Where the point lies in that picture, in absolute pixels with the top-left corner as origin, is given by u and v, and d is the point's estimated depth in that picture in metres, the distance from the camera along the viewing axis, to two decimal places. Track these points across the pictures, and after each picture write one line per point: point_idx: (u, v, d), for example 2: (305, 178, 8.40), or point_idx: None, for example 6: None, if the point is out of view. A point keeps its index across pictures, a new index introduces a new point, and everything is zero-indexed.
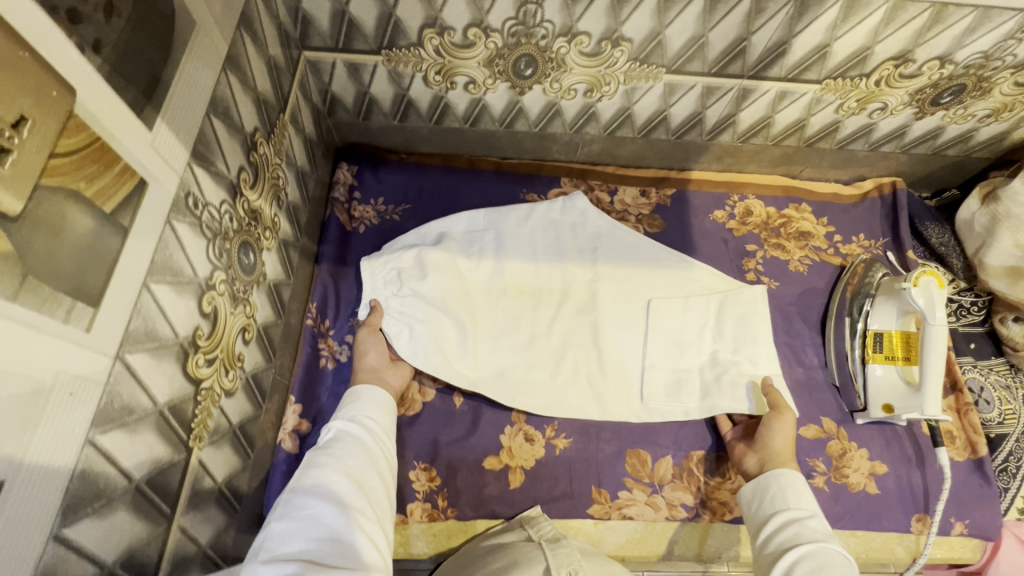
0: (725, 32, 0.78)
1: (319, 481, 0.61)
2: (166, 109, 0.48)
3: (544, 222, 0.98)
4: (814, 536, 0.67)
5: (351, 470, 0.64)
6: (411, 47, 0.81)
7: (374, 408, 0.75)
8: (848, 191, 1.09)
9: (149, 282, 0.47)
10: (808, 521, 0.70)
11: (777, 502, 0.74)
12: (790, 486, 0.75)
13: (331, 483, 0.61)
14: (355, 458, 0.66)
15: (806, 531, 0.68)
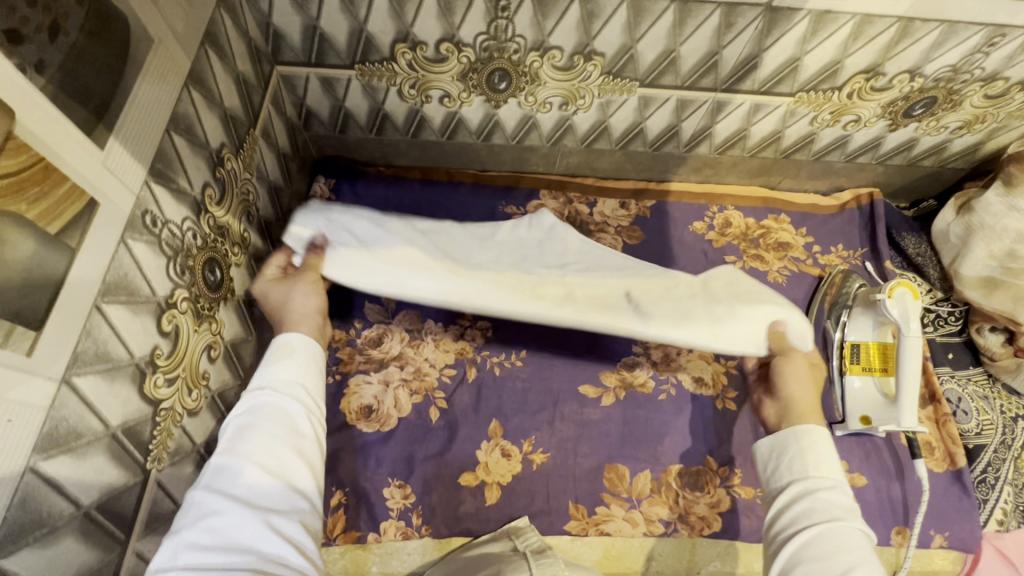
0: (696, 46, 0.78)
1: (230, 479, 0.54)
2: (118, 127, 0.48)
3: None
4: (830, 515, 0.61)
5: (267, 460, 0.55)
6: (384, 62, 0.81)
7: (297, 368, 0.63)
8: (826, 202, 1.10)
9: (100, 302, 0.47)
10: (823, 494, 0.63)
11: (793, 464, 0.67)
12: (815, 449, 0.67)
13: (244, 479, 0.54)
14: (276, 443, 0.57)
15: (818, 508, 0.62)
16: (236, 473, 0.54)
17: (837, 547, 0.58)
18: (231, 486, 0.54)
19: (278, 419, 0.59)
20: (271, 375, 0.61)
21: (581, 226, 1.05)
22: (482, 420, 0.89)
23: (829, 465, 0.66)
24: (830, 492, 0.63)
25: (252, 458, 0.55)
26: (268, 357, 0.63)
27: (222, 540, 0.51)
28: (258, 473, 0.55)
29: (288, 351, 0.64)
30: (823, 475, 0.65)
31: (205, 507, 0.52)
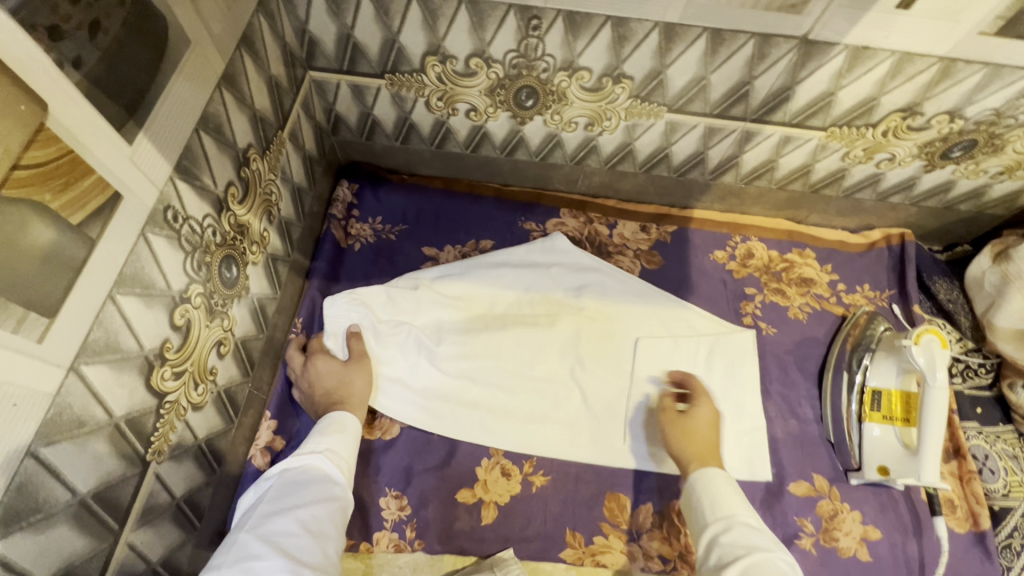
0: (727, 75, 0.77)
1: (272, 528, 0.62)
2: (148, 124, 0.49)
3: (524, 262, 1.00)
4: (735, 556, 0.63)
5: (305, 516, 0.64)
6: (414, 73, 0.82)
7: (345, 444, 0.74)
8: (854, 239, 1.07)
9: (115, 293, 0.47)
10: (723, 538, 0.66)
11: (701, 518, 0.70)
12: (715, 491, 0.71)
13: (285, 530, 0.62)
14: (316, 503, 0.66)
15: (728, 551, 0.64)
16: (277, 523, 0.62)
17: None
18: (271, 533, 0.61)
19: (318, 485, 0.68)
20: (321, 445, 0.72)
21: (599, 248, 1.05)
22: (484, 437, 0.88)
23: (733, 506, 0.69)
24: (738, 528, 0.66)
25: (296, 512, 0.64)
26: (322, 430, 0.74)
27: None
28: (295, 526, 0.62)
29: (340, 428, 0.75)
30: (727, 514, 0.68)
31: (244, 551, 0.59)
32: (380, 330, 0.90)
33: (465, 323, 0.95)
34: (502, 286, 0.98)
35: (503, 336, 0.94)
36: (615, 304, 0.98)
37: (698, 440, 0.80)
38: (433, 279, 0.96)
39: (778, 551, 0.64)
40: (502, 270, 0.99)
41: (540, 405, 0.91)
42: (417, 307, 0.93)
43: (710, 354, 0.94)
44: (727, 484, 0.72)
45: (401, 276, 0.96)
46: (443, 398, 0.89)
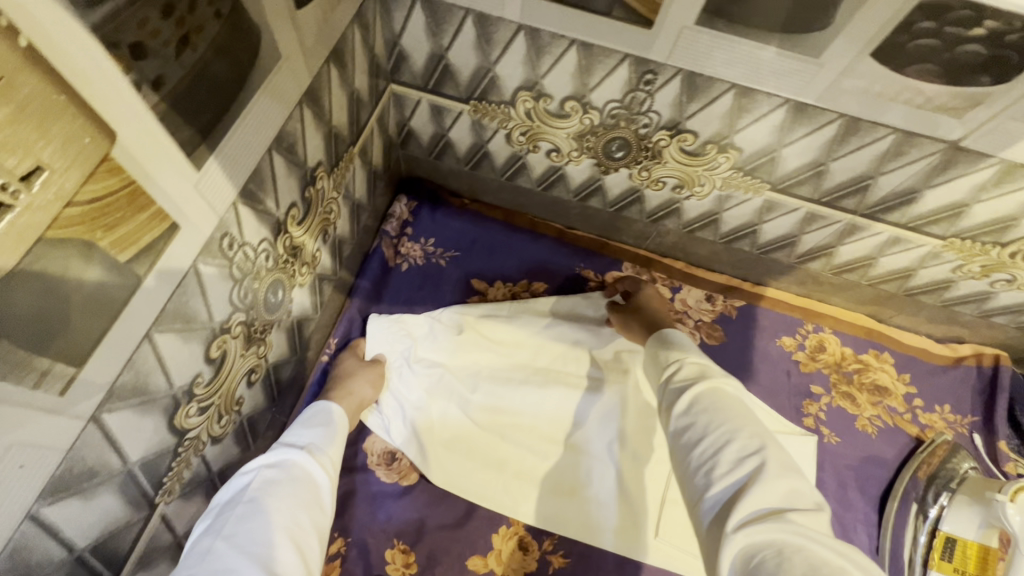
0: (849, 165, 0.68)
1: (251, 538, 0.50)
2: (220, 148, 0.43)
3: (574, 312, 0.92)
4: (689, 383, 0.58)
5: (292, 520, 0.53)
6: (502, 104, 0.76)
7: (330, 439, 0.64)
8: (940, 350, 0.96)
9: (153, 331, 0.42)
10: (679, 373, 0.61)
11: (658, 368, 0.66)
12: (669, 342, 0.67)
13: (266, 540, 0.50)
14: (301, 507, 0.55)
15: (685, 378, 0.59)
16: (258, 528, 0.51)
17: (710, 407, 0.55)
18: (252, 542, 0.50)
19: (302, 484, 0.57)
20: (306, 440, 0.61)
21: None
22: (506, 503, 0.81)
23: (685, 350, 0.65)
24: (688, 364, 0.61)
25: (282, 515, 0.53)
26: (306, 421, 0.64)
27: None
28: (277, 534, 0.51)
29: (326, 422, 0.65)
30: (681, 356, 0.63)
31: (218, 566, 0.47)
32: (416, 365, 0.87)
33: (505, 371, 0.88)
34: (545, 333, 0.90)
35: (541, 392, 0.87)
36: None
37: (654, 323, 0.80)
38: (478, 316, 0.90)
39: (725, 378, 0.59)
40: (550, 319, 0.91)
41: (571, 478, 0.83)
42: (459, 349, 0.88)
43: None
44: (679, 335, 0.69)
45: (448, 308, 0.90)
46: (465, 450, 0.84)
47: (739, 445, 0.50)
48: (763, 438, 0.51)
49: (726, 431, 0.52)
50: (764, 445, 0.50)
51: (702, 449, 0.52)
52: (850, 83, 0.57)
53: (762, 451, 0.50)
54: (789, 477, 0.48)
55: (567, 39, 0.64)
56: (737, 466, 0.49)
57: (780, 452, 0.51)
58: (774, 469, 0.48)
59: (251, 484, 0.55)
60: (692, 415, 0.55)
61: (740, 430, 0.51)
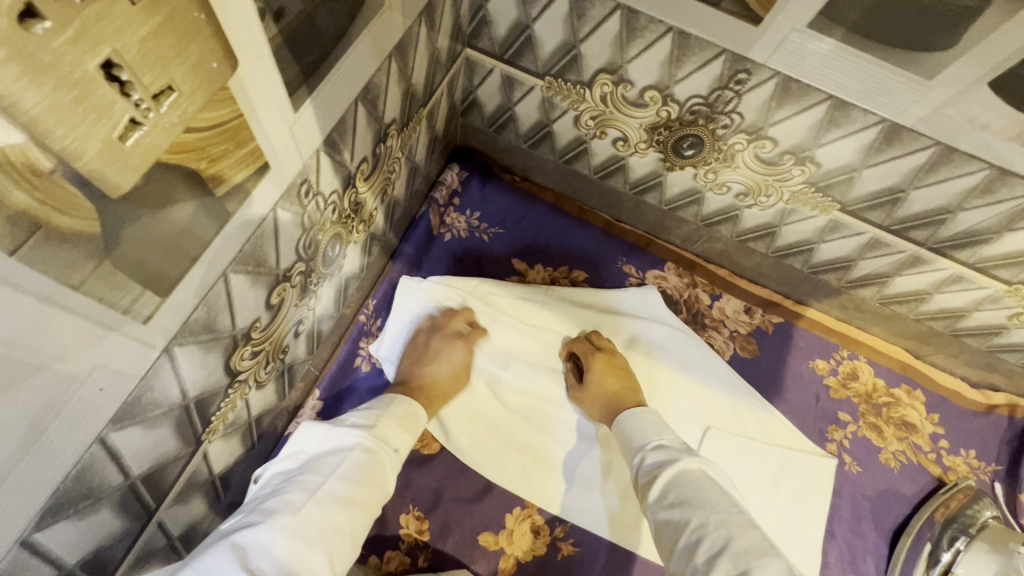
0: (930, 197, 0.66)
1: (328, 514, 0.51)
2: (319, 92, 0.42)
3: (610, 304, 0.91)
4: (657, 471, 0.58)
5: (359, 515, 0.53)
6: (578, 84, 0.74)
7: (407, 440, 0.63)
8: (974, 394, 0.94)
9: (229, 270, 0.41)
10: (645, 465, 0.60)
11: (627, 450, 0.65)
12: (634, 421, 0.66)
13: (335, 525, 0.51)
14: (367, 506, 0.54)
15: (651, 472, 0.58)
16: (335, 508, 0.52)
17: (678, 497, 0.54)
18: (328, 518, 0.51)
19: (376, 479, 0.56)
20: (392, 432, 0.61)
21: (695, 317, 0.95)
22: (522, 486, 0.81)
23: (646, 429, 0.64)
24: (650, 450, 0.61)
25: (353, 509, 0.53)
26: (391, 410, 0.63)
27: (291, 572, 0.46)
28: (345, 525, 0.52)
29: (414, 424, 0.65)
30: (641, 441, 0.63)
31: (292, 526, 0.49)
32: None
33: (535, 354, 0.87)
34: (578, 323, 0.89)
35: (569, 380, 0.86)
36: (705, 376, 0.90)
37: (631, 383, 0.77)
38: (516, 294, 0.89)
39: (691, 455, 0.58)
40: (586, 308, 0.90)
41: (587, 470, 0.82)
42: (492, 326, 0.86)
43: (779, 471, 0.85)
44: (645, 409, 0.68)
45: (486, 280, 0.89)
46: (487, 426, 0.83)
47: (708, 544, 0.49)
48: (731, 529, 0.49)
49: (694, 528, 0.51)
50: (732, 538, 0.48)
51: (678, 550, 0.51)
52: (958, 110, 0.55)
53: (732, 547, 0.48)
54: (766, 565, 0.46)
55: (664, 26, 0.61)
56: (710, 565, 0.47)
57: (753, 537, 0.49)
58: (749, 564, 0.46)
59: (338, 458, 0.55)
60: (665, 510, 0.54)
61: (708, 525, 0.50)
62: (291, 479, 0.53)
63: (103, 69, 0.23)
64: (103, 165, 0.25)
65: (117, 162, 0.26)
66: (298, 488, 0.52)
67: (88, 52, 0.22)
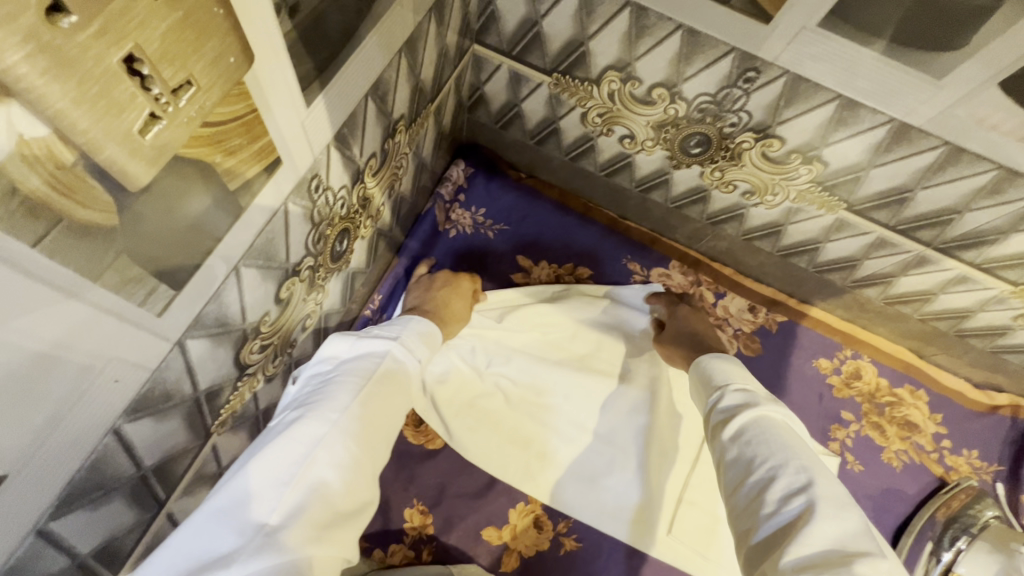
0: (938, 197, 0.66)
1: (366, 417, 0.50)
2: (330, 87, 0.42)
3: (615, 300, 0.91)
4: (739, 411, 0.57)
5: (390, 417, 0.53)
6: (586, 82, 0.74)
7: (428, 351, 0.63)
8: (977, 395, 0.94)
9: (240, 265, 0.41)
10: (722, 403, 0.59)
11: (704, 391, 0.64)
12: (714, 367, 0.64)
13: (371, 421, 0.51)
14: (397, 407, 0.54)
15: (729, 410, 0.57)
16: (378, 401, 0.52)
17: (754, 438, 0.53)
18: (366, 418, 0.50)
19: (403, 384, 0.56)
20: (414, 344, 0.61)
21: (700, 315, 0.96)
22: (526, 481, 0.81)
23: (731, 372, 0.63)
24: (731, 391, 0.60)
25: (384, 410, 0.53)
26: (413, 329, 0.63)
27: (333, 461, 0.46)
28: (379, 425, 0.52)
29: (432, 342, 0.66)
30: (724, 379, 0.62)
31: (333, 418, 0.48)
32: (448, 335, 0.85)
33: (539, 350, 0.88)
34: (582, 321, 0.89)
35: (572, 378, 0.86)
36: None
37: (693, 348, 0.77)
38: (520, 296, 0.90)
39: (773, 404, 0.57)
40: (590, 306, 0.90)
41: (592, 466, 0.82)
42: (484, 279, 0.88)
43: None
44: (728, 360, 0.65)
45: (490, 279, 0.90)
46: (490, 423, 0.83)
47: (784, 483, 0.48)
48: (813, 475, 0.48)
49: (772, 467, 0.50)
50: (813, 482, 0.47)
51: (748, 485, 0.50)
52: (967, 110, 0.55)
53: (813, 489, 0.47)
54: (844, 518, 0.45)
55: (674, 23, 0.61)
56: (784, 503, 0.47)
57: (836, 490, 0.47)
58: (827, 508, 0.45)
59: (371, 362, 0.55)
60: (740, 447, 0.53)
61: (788, 465, 0.49)
62: (329, 379, 0.53)
63: (125, 63, 0.23)
64: (124, 159, 0.26)
65: (137, 157, 0.26)
66: (341, 386, 0.51)
67: (111, 46, 0.23)
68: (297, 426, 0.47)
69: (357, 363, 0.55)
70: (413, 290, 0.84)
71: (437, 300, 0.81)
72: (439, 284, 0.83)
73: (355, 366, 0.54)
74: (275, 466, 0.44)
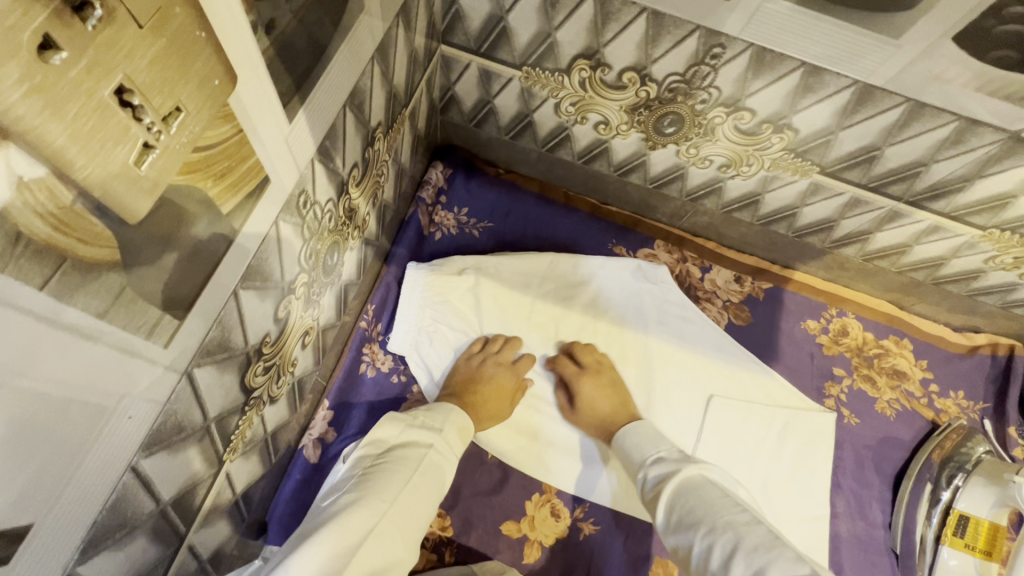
0: (905, 152, 0.69)
1: (411, 507, 0.55)
2: (310, 101, 0.42)
3: (611, 282, 0.94)
4: (666, 481, 0.60)
5: (432, 503, 0.58)
6: (556, 72, 0.74)
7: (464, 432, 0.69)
8: (958, 339, 0.98)
9: (239, 288, 0.41)
10: (653, 475, 0.62)
11: (633, 467, 0.67)
12: (635, 441, 0.69)
13: (415, 511, 0.56)
14: (438, 495, 0.60)
15: (656, 486, 0.61)
16: (420, 496, 0.57)
17: (681, 509, 0.56)
18: (410, 506, 0.55)
19: (441, 469, 0.62)
20: (452, 425, 0.67)
21: (687, 290, 0.98)
22: (539, 471, 0.83)
23: (655, 445, 0.67)
24: (657, 463, 0.63)
25: (427, 497, 0.58)
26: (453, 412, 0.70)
27: (380, 552, 0.50)
28: (421, 512, 0.56)
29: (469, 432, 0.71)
30: (644, 458, 0.66)
31: (383, 513, 0.53)
32: (449, 334, 0.86)
33: (539, 343, 0.89)
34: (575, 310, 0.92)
35: (577, 367, 0.89)
36: (714, 343, 0.93)
37: (623, 397, 0.83)
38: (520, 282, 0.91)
39: (691, 463, 0.61)
40: (584, 297, 0.93)
41: (603, 448, 0.85)
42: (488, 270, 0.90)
43: (784, 429, 0.89)
44: (643, 429, 0.70)
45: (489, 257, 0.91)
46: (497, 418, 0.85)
47: (720, 546, 0.50)
48: (738, 530, 0.51)
49: (703, 536, 0.52)
50: (741, 537, 0.50)
51: (694, 559, 0.52)
52: (924, 66, 0.57)
53: (741, 547, 0.49)
54: (773, 558, 0.47)
55: (639, 7, 0.62)
56: (725, 570, 0.49)
57: (758, 535, 0.50)
58: (758, 559, 0.47)
59: (417, 454, 0.60)
60: (674, 522, 0.56)
61: (715, 528, 0.52)
62: (380, 465, 0.58)
63: (116, 95, 0.23)
64: (122, 192, 0.25)
65: (134, 188, 0.26)
66: (390, 476, 0.56)
67: (102, 79, 0.22)
68: (349, 514, 0.51)
69: (403, 454, 0.60)
70: (460, 368, 0.83)
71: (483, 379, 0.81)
72: (485, 361, 0.83)
73: (401, 456, 0.59)
74: (334, 542, 0.48)
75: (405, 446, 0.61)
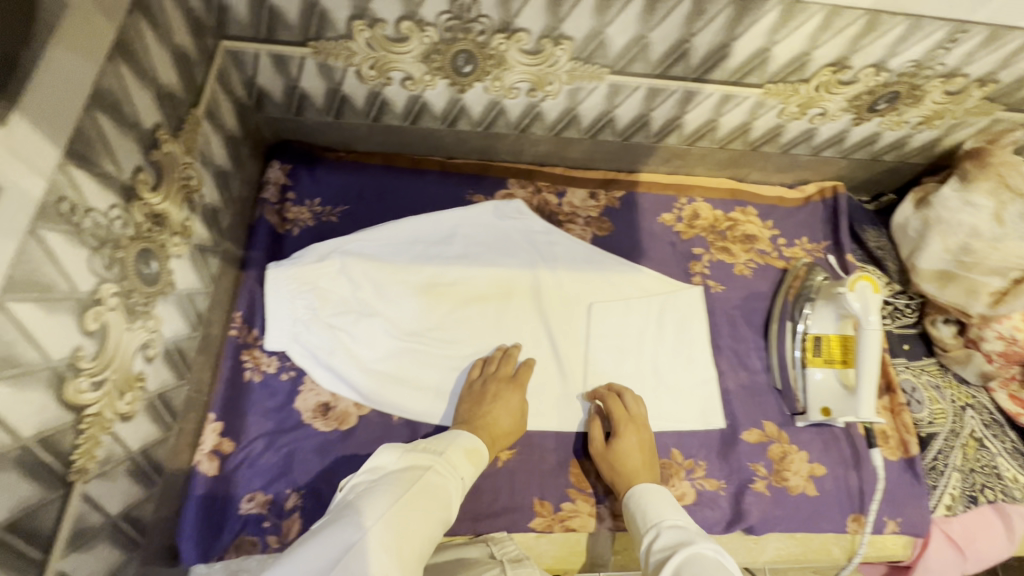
0: (666, 33, 0.76)
1: (404, 526, 0.56)
2: (24, 103, 0.42)
3: (474, 227, 0.97)
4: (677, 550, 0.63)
5: (430, 525, 0.59)
6: (341, 39, 0.77)
7: (468, 464, 0.69)
8: (791, 194, 1.09)
9: (4, 301, 0.42)
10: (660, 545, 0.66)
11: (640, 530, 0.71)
12: (651, 501, 0.73)
13: (409, 538, 0.56)
14: (436, 525, 0.60)
15: (665, 555, 0.64)
16: (418, 512, 0.58)
17: None
18: (401, 526, 0.56)
19: (441, 495, 0.62)
20: (449, 452, 0.68)
21: (549, 217, 1.02)
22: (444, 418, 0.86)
23: (664, 511, 0.71)
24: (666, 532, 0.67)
25: (423, 522, 0.58)
26: (461, 442, 0.71)
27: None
28: (418, 543, 0.57)
29: (477, 459, 0.72)
30: (658, 522, 0.69)
31: (371, 540, 0.54)
32: (325, 316, 0.86)
33: (417, 303, 0.91)
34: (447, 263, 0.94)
35: (461, 314, 0.92)
36: (583, 256, 0.98)
37: (650, 458, 0.82)
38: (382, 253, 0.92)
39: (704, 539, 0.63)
40: (450, 249, 0.95)
41: None
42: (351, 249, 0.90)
43: (661, 310, 0.96)
44: (659, 494, 0.74)
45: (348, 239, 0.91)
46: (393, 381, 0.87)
47: None
48: None
49: None
50: None
51: None
52: None
53: None
54: None
55: None
56: None
57: None
58: None
59: (411, 478, 0.61)
60: None
61: None
62: (376, 485, 0.60)
63: None
64: None
65: None
66: (383, 496, 0.58)
67: None
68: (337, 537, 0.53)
69: (399, 480, 0.61)
70: (465, 398, 0.84)
71: (485, 417, 0.80)
72: (491, 397, 0.82)
73: (395, 480, 0.61)
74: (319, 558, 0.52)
75: (398, 471, 0.62)
